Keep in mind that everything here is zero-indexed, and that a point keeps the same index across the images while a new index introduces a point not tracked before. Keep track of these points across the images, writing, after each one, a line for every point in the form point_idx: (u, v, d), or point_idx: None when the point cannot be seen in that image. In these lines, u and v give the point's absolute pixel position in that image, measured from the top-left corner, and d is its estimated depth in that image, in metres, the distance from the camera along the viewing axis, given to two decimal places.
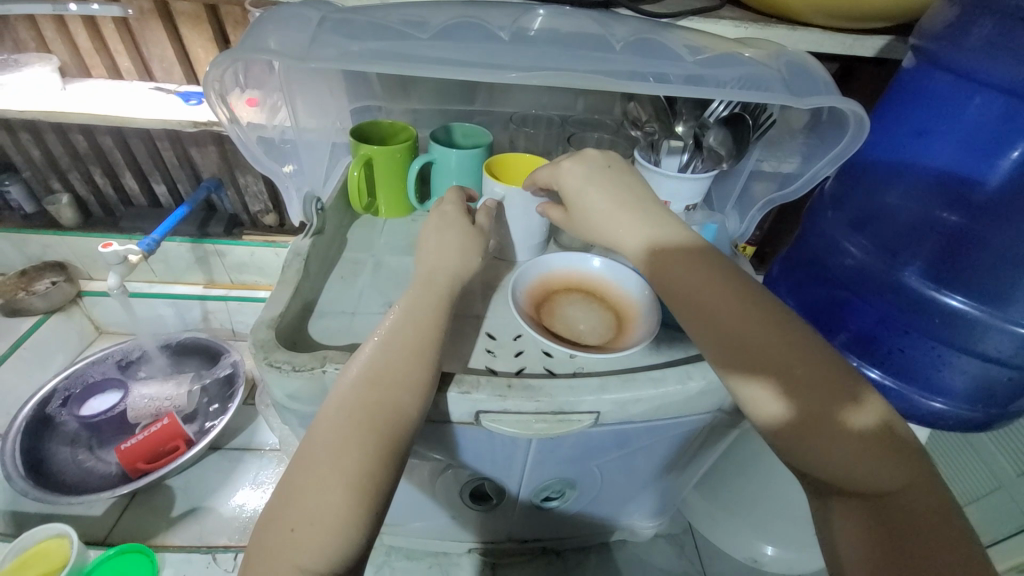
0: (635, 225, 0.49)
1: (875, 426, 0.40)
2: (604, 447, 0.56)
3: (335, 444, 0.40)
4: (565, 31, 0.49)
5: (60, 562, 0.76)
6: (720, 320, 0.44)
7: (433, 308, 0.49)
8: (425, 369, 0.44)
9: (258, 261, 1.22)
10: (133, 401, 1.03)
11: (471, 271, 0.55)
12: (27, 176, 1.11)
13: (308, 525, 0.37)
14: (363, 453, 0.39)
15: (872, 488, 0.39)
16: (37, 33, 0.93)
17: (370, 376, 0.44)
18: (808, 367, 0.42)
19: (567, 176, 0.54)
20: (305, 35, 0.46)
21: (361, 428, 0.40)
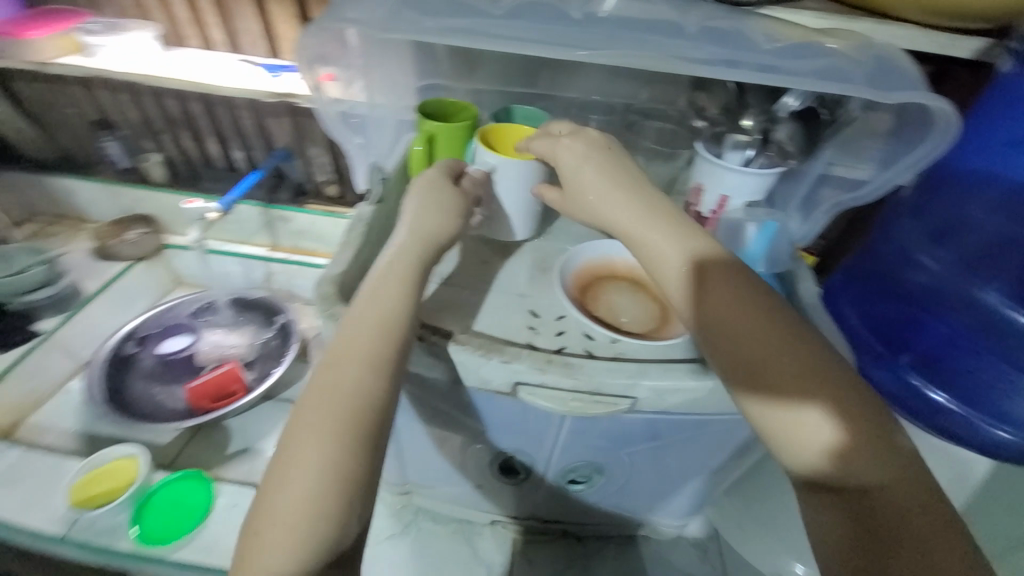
0: (632, 212, 0.53)
1: (869, 429, 0.42)
2: (637, 434, 0.56)
3: (325, 421, 0.42)
4: (637, 14, 0.49)
5: (129, 478, 0.82)
6: (725, 323, 0.47)
7: (388, 289, 0.50)
8: (381, 350, 0.46)
9: (318, 229, 1.30)
10: (201, 345, 1.14)
11: (451, 231, 0.57)
12: (126, 134, 1.23)
13: (289, 510, 0.39)
14: (352, 432, 0.42)
15: (866, 492, 0.40)
16: (141, 2, 1.02)
17: (362, 347, 0.46)
18: (809, 373, 0.44)
19: (562, 152, 0.58)
20: (386, 10, 0.48)
21: (348, 404, 0.43)
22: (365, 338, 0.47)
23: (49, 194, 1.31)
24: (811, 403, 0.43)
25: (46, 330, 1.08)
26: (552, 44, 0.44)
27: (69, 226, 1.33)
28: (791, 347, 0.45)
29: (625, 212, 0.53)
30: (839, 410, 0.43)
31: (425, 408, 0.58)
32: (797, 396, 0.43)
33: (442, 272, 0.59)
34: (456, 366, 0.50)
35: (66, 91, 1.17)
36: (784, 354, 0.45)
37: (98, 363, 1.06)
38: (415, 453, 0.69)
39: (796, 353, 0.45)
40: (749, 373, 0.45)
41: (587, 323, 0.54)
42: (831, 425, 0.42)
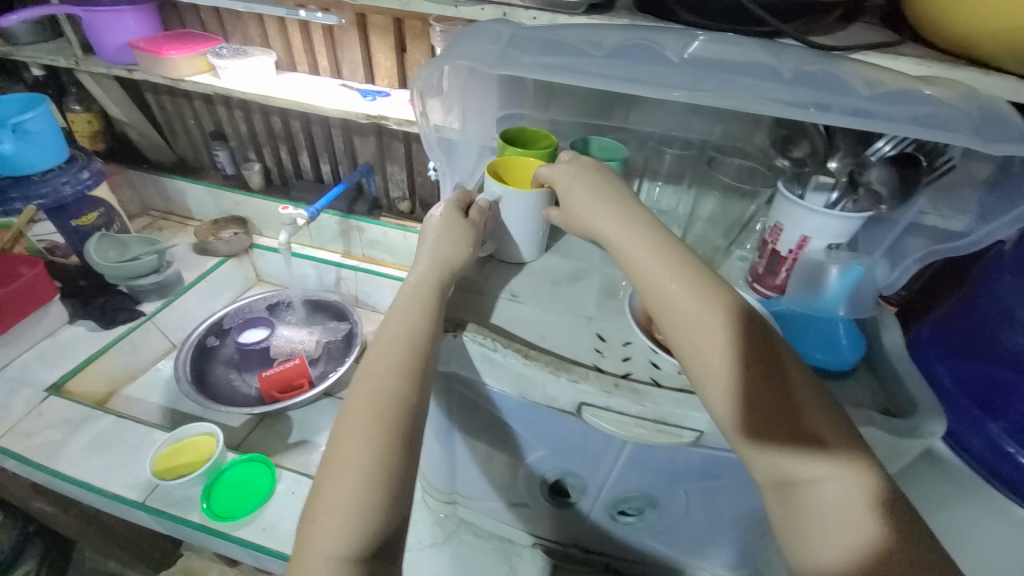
0: (621, 222, 0.55)
1: (831, 434, 0.43)
2: (697, 471, 0.55)
3: (344, 463, 0.43)
4: (729, 57, 0.51)
5: (205, 454, 0.89)
6: (691, 327, 0.48)
7: (423, 303, 0.52)
8: (413, 359, 0.48)
9: (388, 240, 1.37)
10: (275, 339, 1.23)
11: (463, 261, 0.59)
12: (234, 145, 1.39)
13: (329, 512, 0.41)
14: (378, 436, 0.44)
15: (822, 493, 0.41)
16: (263, 32, 1.16)
17: (383, 375, 0.47)
18: (769, 378, 0.45)
19: (558, 177, 0.62)
20: (494, 49, 0.53)
21: (362, 448, 0.43)
22: (387, 364, 0.48)
23: (164, 194, 1.48)
24: (768, 405, 0.44)
25: (147, 313, 1.19)
26: (645, 83, 0.47)
27: (177, 223, 1.50)
28: (756, 352, 0.46)
29: (611, 219, 0.56)
30: (799, 413, 0.44)
31: (484, 419, 0.60)
32: (757, 398, 0.44)
33: (512, 290, 0.62)
34: (520, 380, 0.51)
35: (191, 106, 1.34)
36: (749, 359, 0.46)
37: (187, 347, 1.15)
38: (465, 464, 0.70)
39: (760, 358, 0.46)
40: (711, 375, 0.46)
41: (655, 350, 0.54)
42: (788, 428, 0.43)
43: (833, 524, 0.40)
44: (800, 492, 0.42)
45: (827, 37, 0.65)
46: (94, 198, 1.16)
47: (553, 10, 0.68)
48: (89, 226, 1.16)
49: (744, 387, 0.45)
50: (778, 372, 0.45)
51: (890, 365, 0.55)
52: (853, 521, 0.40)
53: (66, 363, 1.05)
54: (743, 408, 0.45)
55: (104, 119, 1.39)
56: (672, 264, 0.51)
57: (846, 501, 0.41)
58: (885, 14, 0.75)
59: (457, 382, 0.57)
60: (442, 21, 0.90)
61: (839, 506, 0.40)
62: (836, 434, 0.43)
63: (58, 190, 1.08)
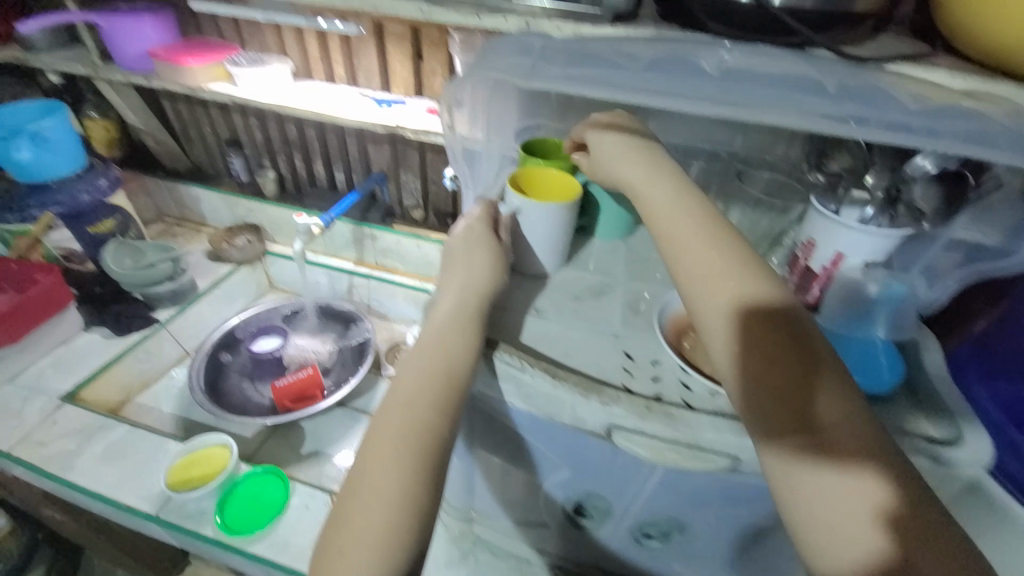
0: (663, 197, 0.56)
1: (862, 428, 0.42)
2: (729, 497, 0.53)
3: (370, 502, 0.42)
4: (767, 71, 0.50)
5: (220, 466, 0.89)
6: (725, 314, 0.48)
7: (456, 331, 0.52)
8: (446, 390, 0.49)
9: (402, 249, 1.36)
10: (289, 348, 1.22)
11: (497, 288, 0.59)
12: (249, 152, 1.39)
13: (354, 544, 0.41)
14: (409, 462, 0.44)
15: (836, 479, 0.40)
16: (280, 40, 1.17)
17: (406, 409, 0.48)
18: (798, 366, 0.44)
19: (603, 150, 0.63)
20: (527, 65, 0.54)
21: (384, 485, 0.43)
22: (412, 397, 0.48)
23: (178, 200, 1.49)
24: (799, 395, 0.43)
25: (162, 320, 1.19)
26: (682, 98, 0.47)
27: (190, 229, 1.50)
28: (789, 340, 0.46)
29: (651, 201, 0.57)
30: (829, 405, 0.43)
31: (506, 438, 0.58)
32: (786, 387, 0.44)
33: (536, 305, 0.61)
34: (549, 403, 0.50)
35: (206, 113, 1.34)
36: (782, 348, 0.46)
37: (201, 356, 1.15)
38: (483, 482, 0.68)
39: (794, 346, 0.45)
40: (738, 365, 0.46)
41: (685, 370, 0.53)
42: (815, 419, 0.43)
43: (856, 523, 0.39)
44: (822, 490, 0.40)
45: (860, 48, 0.63)
46: (111, 206, 1.17)
47: (576, 20, 0.67)
48: (105, 233, 1.16)
49: (773, 376, 0.45)
50: (812, 362, 0.45)
51: (931, 388, 0.53)
52: (877, 517, 0.38)
53: (81, 371, 1.05)
54: (770, 398, 0.44)
55: (121, 126, 1.40)
56: (709, 248, 0.51)
57: (872, 498, 0.39)
58: (915, 24, 0.73)
59: (481, 401, 0.55)
60: (463, 30, 0.90)
61: (865, 504, 0.39)
62: (869, 426, 0.42)
63: (77, 196, 1.09)
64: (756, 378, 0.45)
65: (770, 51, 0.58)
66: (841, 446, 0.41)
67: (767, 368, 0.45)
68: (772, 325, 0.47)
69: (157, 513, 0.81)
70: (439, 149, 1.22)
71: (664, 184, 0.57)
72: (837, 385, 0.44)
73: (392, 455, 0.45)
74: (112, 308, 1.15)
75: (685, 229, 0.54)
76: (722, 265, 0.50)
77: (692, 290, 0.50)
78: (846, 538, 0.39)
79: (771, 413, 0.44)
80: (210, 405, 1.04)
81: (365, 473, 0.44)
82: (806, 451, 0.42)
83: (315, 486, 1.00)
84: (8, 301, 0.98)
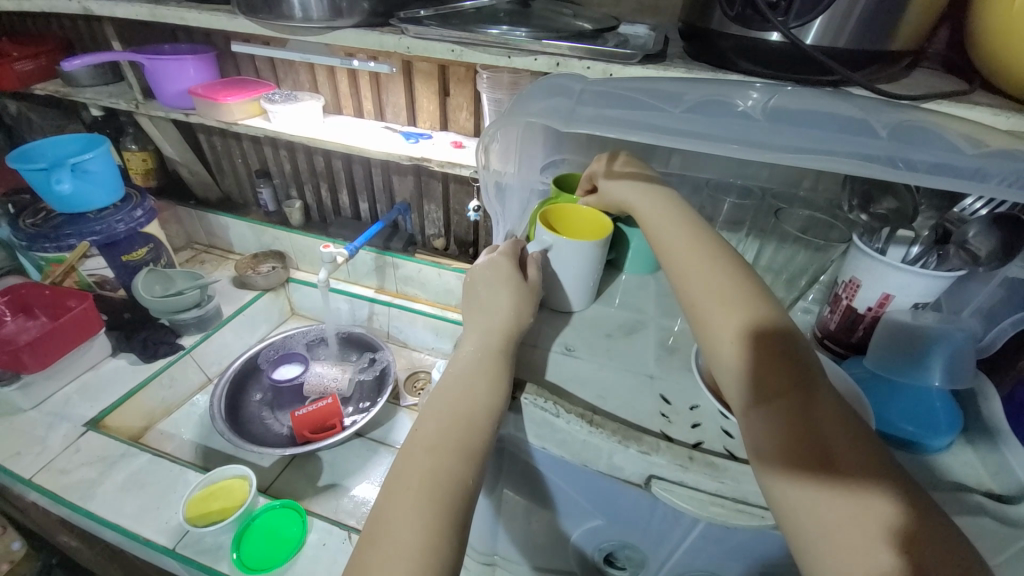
0: (668, 224, 0.57)
1: (869, 445, 0.40)
2: (778, 556, 0.49)
3: (394, 555, 0.40)
4: (805, 113, 0.50)
5: (239, 499, 0.87)
6: (724, 327, 0.48)
7: (485, 373, 0.51)
8: (474, 435, 0.47)
9: (423, 278, 1.36)
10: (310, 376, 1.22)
11: (523, 329, 0.58)
12: (277, 183, 1.44)
13: None
14: (436, 515, 0.43)
15: (856, 505, 0.37)
16: (313, 78, 1.22)
17: (430, 466, 0.45)
18: (808, 387, 0.43)
19: (613, 188, 0.65)
20: (565, 108, 0.55)
21: (408, 559, 0.40)
22: (434, 450, 0.47)
23: (208, 228, 1.53)
24: (800, 406, 0.42)
25: (186, 346, 1.20)
26: (732, 142, 0.46)
27: (217, 256, 1.54)
28: (790, 357, 0.46)
29: (656, 225, 0.58)
30: (832, 418, 0.41)
31: (535, 483, 0.56)
32: (785, 397, 0.43)
33: (567, 343, 0.60)
34: (584, 450, 0.48)
35: (240, 146, 1.40)
36: (783, 363, 0.45)
37: (221, 385, 1.14)
38: (508, 527, 0.65)
39: (795, 363, 0.45)
40: (739, 377, 0.46)
41: (726, 416, 0.50)
42: (818, 430, 0.41)
43: (860, 537, 0.35)
44: (826, 501, 0.38)
45: (894, 86, 0.63)
46: (145, 235, 1.19)
47: (606, 60, 0.68)
48: (138, 261, 1.18)
49: (772, 387, 0.44)
50: (815, 378, 0.44)
51: (994, 443, 0.49)
52: (885, 533, 0.35)
53: (107, 397, 1.06)
54: (768, 407, 0.43)
55: (157, 157, 1.46)
56: (712, 266, 0.53)
57: (878, 513, 0.36)
58: (948, 59, 0.72)
59: (511, 444, 0.53)
60: (490, 67, 0.92)
61: (872, 518, 0.36)
62: (877, 445, 0.40)
63: (110, 228, 1.09)
64: (757, 389, 0.45)
65: (803, 90, 0.58)
66: (844, 458, 0.39)
67: (776, 391, 0.44)
68: (773, 340, 0.47)
69: (173, 548, 0.80)
70: (463, 180, 1.24)
71: (668, 213, 0.59)
72: (849, 410, 0.42)
73: (417, 525, 0.42)
74: (140, 334, 1.16)
75: (690, 250, 0.55)
76: (729, 288, 0.50)
77: (693, 305, 0.51)
78: (849, 552, 0.35)
79: (772, 419, 0.42)
80: (232, 436, 1.02)
81: (385, 543, 0.41)
82: (809, 461, 0.39)
83: (331, 521, 0.98)
84: (42, 328, 1.00)
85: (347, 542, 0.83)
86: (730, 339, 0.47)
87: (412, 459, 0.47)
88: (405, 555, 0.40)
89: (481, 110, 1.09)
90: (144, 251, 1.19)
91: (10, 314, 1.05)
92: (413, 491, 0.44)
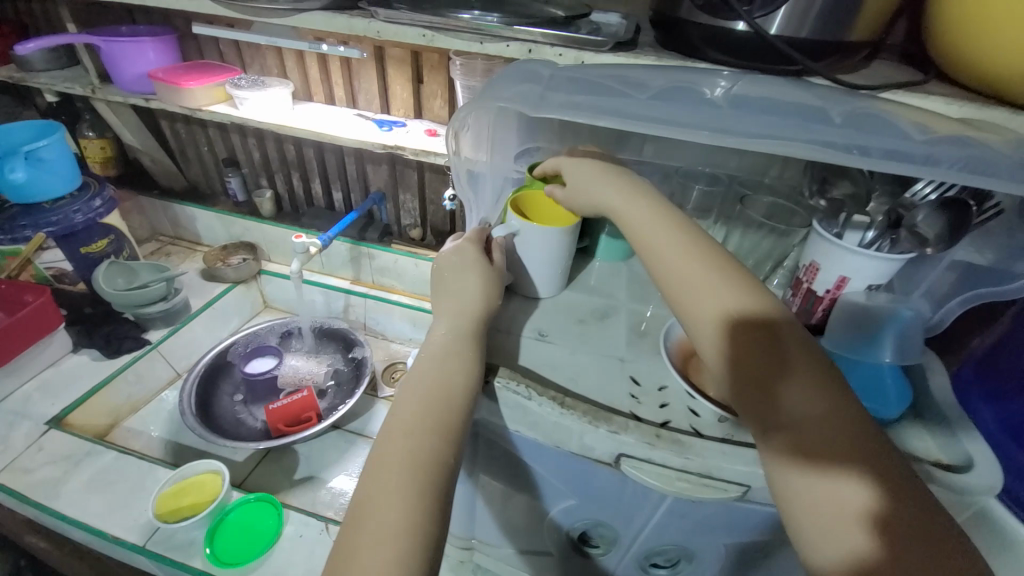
0: (639, 211, 0.57)
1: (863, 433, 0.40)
2: (742, 528, 0.52)
3: (374, 535, 0.41)
4: (768, 100, 0.52)
5: (212, 494, 0.86)
6: (710, 320, 0.48)
7: (462, 356, 0.52)
8: (452, 415, 0.48)
9: (400, 268, 1.35)
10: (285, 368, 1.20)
11: (494, 314, 0.59)
12: (246, 172, 1.39)
13: None
14: (416, 494, 0.43)
15: (835, 489, 0.38)
16: (281, 63, 1.18)
17: (408, 447, 0.46)
18: (791, 370, 0.43)
19: (578, 172, 0.63)
20: (535, 94, 0.55)
21: (385, 550, 0.40)
22: (410, 441, 0.46)
23: (173, 219, 1.48)
24: (792, 397, 0.42)
25: (153, 341, 1.16)
26: (693, 128, 0.47)
27: (184, 248, 1.49)
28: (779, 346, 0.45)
29: (630, 210, 0.57)
30: (825, 407, 0.41)
31: (510, 465, 0.57)
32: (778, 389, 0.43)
33: (540, 329, 0.60)
34: (556, 432, 0.49)
35: (206, 134, 1.35)
36: (776, 353, 0.45)
37: (192, 378, 1.12)
38: (486, 510, 0.66)
39: (785, 352, 0.45)
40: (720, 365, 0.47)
41: (693, 397, 0.52)
42: (812, 421, 0.41)
43: (839, 521, 0.37)
44: (809, 486, 0.39)
45: (854, 76, 0.65)
46: (104, 226, 1.14)
47: (578, 47, 0.69)
48: (98, 253, 1.13)
49: (765, 379, 0.44)
50: (798, 360, 0.44)
51: (941, 416, 0.52)
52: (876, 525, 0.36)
53: (69, 395, 1.01)
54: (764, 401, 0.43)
55: (117, 145, 1.39)
56: (699, 257, 0.51)
57: (870, 505, 0.37)
58: (905, 51, 0.75)
59: (485, 428, 0.54)
60: (463, 54, 0.91)
61: (863, 508, 0.37)
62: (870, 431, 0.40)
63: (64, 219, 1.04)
64: (738, 376, 0.45)
65: (767, 80, 0.59)
66: (839, 449, 0.39)
67: (758, 379, 0.44)
68: (760, 332, 0.46)
69: (144, 545, 0.78)
70: (438, 169, 1.22)
71: (645, 204, 0.58)
72: (834, 390, 0.42)
73: (398, 508, 0.42)
74: (104, 329, 1.12)
75: (674, 240, 0.54)
76: (708, 273, 0.50)
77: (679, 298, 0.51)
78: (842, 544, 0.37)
79: (756, 409, 0.44)
80: (204, 430, 1.01)
81: (361, 537, 0.41)
82: (792, 448, 0.41)
83: (308, 513, 0.97)
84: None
85: (324, 533, 0.82)
86: (718, 332, 0.47)
87: (387, 449, 0.46)
88: (381, 545, 0.40)
89: (456, 98, 1.08)
90: (104, 244, 1.14)
91: None
92: (387, 484, 0.44)
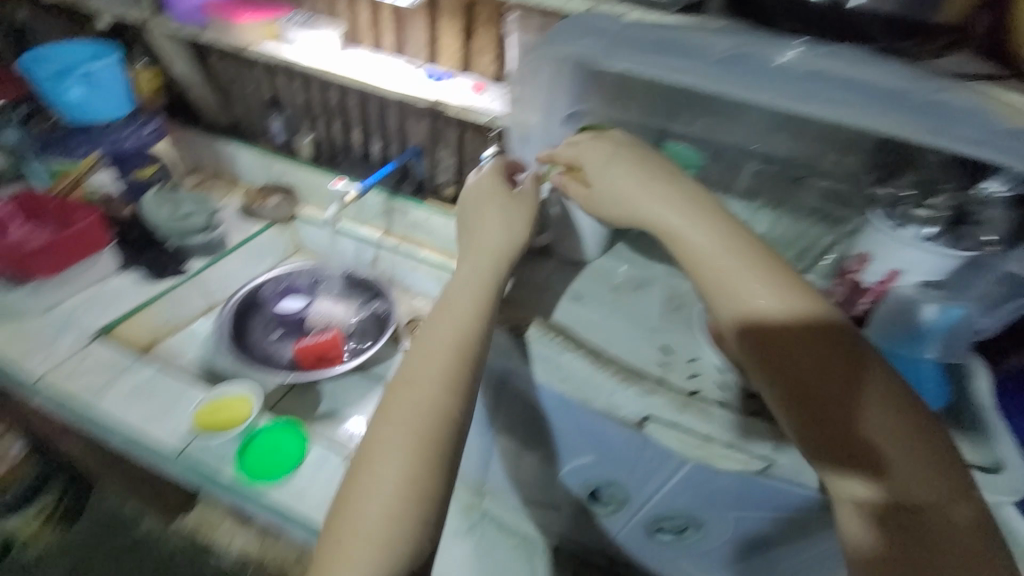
0: (660, 196, 0.54)
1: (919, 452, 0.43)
2: (758, 504, 0.53)
3: (386, 471, 0.47)
4: (830, 70, 0.54)
5: (241, 414, 0.90)
6: (740, 324, 0.48)
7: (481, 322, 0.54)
8: (465, 376, 0.51)
9: (431, 225, 1.35)
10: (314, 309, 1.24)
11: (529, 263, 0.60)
12: (288, 114, 1.40)
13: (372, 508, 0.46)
14: (425, 442, 0.48)
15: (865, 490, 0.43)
16: (332, 4, 1.17)
17: (423, 400, 0.50)
18: (841, 381, 0.44)
19: (589, 153, 0.59)
20: (605, 44, 0.60)
21: (379, 497, 0.46)
22: (411, 400, 0.50)
23: (215, 156, 1.51)
24: (856, 414, 0.43)
25: (193, 270, 1.20)
26: (749, 89, 0.54)
27: (223, 185, 1.51)
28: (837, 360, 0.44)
29: (649, 194, 0.54)
30: (887, 426, 0.43)
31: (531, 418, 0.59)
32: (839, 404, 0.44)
33: (574, 291, 0.61)
34: (581, 388, 0.50)
35: (252, 72, 1.35)
36: (840, 369, 0.44)
37: (230, 308, 1.18)
38: (500, 461, 0.69)
39: (845, 366, 0.44)
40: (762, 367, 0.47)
41: (723, 370, 0.52)
42: (872, 440, 0.43)
43: (863, 513, 0.43)
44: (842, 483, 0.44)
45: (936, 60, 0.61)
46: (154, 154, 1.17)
47: (644, 7, 0.65)
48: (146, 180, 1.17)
49: (815, 391, 0.44)
50: (848, 369, 0.44)
51: (976, 417, 0.52)
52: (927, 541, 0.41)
53: (113, 311, 1.07)
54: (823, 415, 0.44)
55: (166, 76, 1.41)
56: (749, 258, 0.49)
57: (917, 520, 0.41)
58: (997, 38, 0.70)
59: (514, 380, 0.56)
60: (520, 8, 0.89)
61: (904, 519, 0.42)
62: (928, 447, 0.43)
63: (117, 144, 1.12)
64: (783, 380, 0.46)
65: (841, 57, 0.56)
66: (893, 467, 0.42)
67: (804, 388, 0.45)
68: (806, 342, 0.45)
69: (179, 453, 0.84)
70: (479, 128, 1.21)
71: (684, 198, 0.53)
72: (873, 397, 0.44)
73: (408, 454, 0.48)
74: (146, 253, 1.17)
75: (717, 237, 0.51)
76: (749, 271, 0.48)
77: (718, 301, 0.49)
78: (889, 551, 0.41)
79: (801, 417, 0.44)
80: (241, 356, 1.10)
81: (359, 481, 0.47)
82: (834, 453, 0.44)
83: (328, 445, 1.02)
84: (49, 236, 1.02)
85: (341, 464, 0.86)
86: (766, 342, 0.47)
87: (386, 409, 0.51)
88: (377, 489, 0.47)
89: (505, 54, 1.06)
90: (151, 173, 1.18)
91: (16, 221, 1.04)
92: (384, 439, 0.49)
